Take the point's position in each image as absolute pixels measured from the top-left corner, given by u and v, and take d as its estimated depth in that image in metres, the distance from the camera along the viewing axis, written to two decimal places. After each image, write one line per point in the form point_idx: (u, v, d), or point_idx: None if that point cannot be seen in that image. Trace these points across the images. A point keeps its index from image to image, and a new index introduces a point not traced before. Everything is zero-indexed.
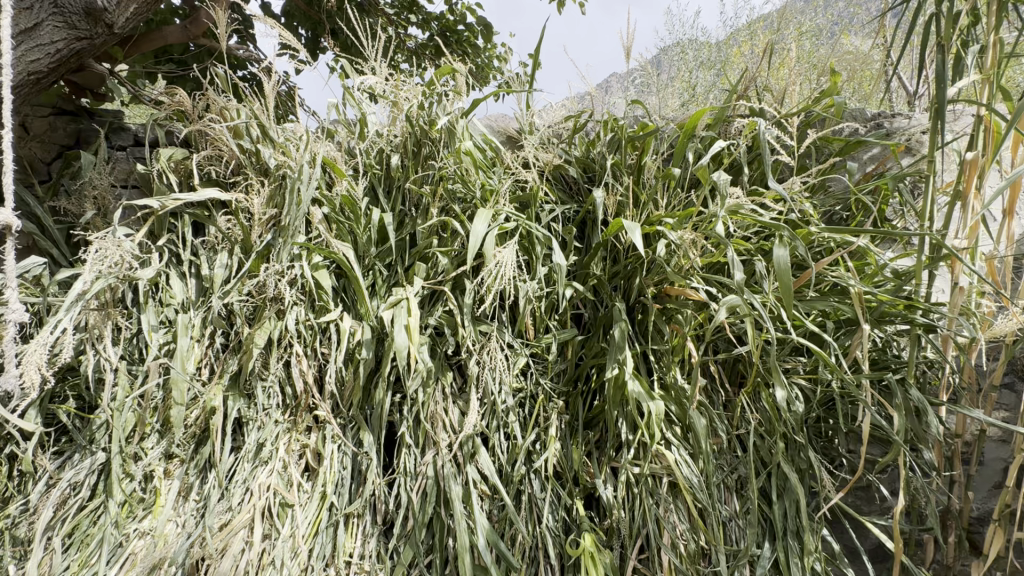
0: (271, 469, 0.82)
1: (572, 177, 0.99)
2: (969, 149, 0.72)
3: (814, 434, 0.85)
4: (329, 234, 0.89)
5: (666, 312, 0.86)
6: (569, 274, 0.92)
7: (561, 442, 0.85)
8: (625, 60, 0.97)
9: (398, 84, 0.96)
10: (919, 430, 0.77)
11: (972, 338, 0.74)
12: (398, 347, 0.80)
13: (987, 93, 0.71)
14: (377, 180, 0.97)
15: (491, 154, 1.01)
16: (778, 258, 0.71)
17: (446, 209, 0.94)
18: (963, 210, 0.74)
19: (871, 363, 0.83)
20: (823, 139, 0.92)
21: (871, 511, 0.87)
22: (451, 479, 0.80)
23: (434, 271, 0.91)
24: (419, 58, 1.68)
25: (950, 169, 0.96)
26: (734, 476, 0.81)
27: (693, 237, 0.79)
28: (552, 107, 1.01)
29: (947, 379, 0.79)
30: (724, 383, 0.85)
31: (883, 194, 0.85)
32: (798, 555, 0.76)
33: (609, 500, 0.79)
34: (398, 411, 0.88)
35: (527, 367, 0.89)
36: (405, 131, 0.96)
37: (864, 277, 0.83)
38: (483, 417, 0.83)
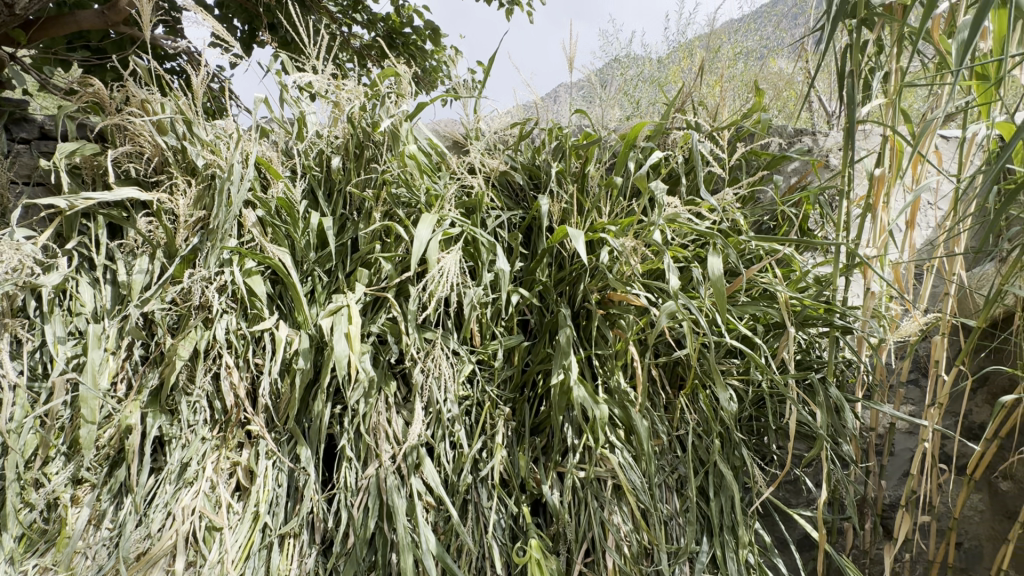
0: (197, 490, 0.76)
1: (518, 184, 1.00)
2: (877, 167, 0.78)
3: (747, 432, 0.89)
4: (264, 239, 0.85)
5: (610, 317, 0.87)
6: (515, 280, 0.92)
7: (507, 449, 0.85)
8: (569, 71, 0.99)
9: (340, 83, 0.93)
10: (839, 424, 0.82)
11: (882, 339, 0.80)
12: (337, 356, 0.76)
13: (891, 116, 0.77)
14: (316, 182, 0.93)
15: (436, 159, 1.00)
16: (711, 264, 0.74)
17: (390, 213, 0.92)
18: (873, 221, 0.81)
19: (797, 363, 0.89)
20: (753, 153, 0.98)
21: (799, 503, 0.93)
22: (394, 492, 0.78)
23: (377, 277, 0.88)
24: (365, 59, 1.63)
25: (862, 184, 1.05)
26: (674, 476, 0.84)
27: (634, 245, 0.82)
28: (498, 113, 1.01)
29: (862, 378, 0.85)
30: (665, 385, 0.87)
31: (805, 206, 0.92)
32: (733, 549, 0.79)
33: (555, 506, 0.79)
34: (338, 423, 0.84)
35: (473, 375, 0.88)
36: (347, 132, 0.93)
37: (790, 283, 0.89)
38: (428, 426, 0.81)
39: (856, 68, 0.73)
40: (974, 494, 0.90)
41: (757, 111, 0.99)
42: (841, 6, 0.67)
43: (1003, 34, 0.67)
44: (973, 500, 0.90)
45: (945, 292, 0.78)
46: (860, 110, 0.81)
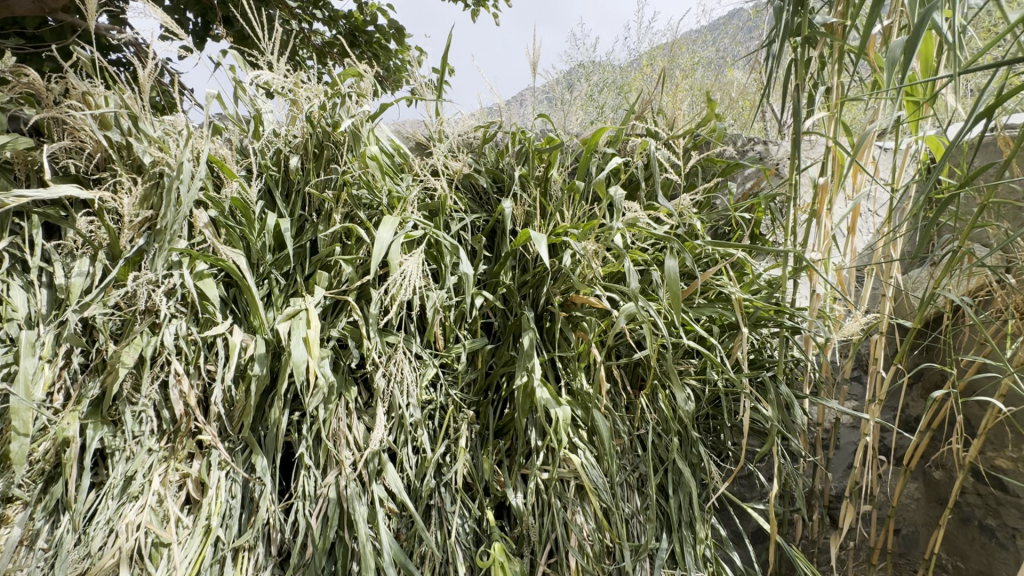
0: (143, 505, 0.72)
1: (481, 186, 1.00)
2: (822, 175, 0.83)
3: (704, 430, 0.92)
4: (217, 241, 0.81)
5: (573, 320, 0.89)
6: (479, 283, 0.92)
7: (471, 452, 0.85)
8: (532, 76, 0.99)
9: (298, 81, 0.90)
10: (789, 421, 0.86)
11: (828, 339, 0.85)
12: (295, 362, 0.74)
13: (835, 128, 0.82)
14: (273, 182, 0.91)
15: (399, 160, 0.99)
16: (669, 268, 0.76)
17: (351, 215, 0.90)
18: (818, 227, 0.86)
19: (750, 363, 0.93)
20: (708, 160, 1.01)
21: (752, 497, 0.97)
22: (355, 499, 0.76)
23: (337, 279, 0.86)
24: (326, 56, 1.59)
25: (809, 191, 1.11)
26: (635, 475, 0.86)
27: (595, 248, 0.83)
28: (462, 116, 1.00)
29: (809, 376, 0.90)
30: (626, 386, 0.89)
31: (757, 212, 0.96)
32: (691, 545, 0.81)
33: (519, 508, 0.80)
34: (296, 430, 0.82)
35: (436, 379, 0.87)
36: (306, 132, 0.91)
37: (744, 285, 0.92)
38: (390, 432, 0.80)
39: (801, 81, 0.77)
40: (911, 483, 0.97)
41: (711, 119, 1.03)
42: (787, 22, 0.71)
43: (930, 55, 0.73)
44: (909, 489, 0.97)
45: (883, 293, 0.82)
46: (805, 122, 0.85)
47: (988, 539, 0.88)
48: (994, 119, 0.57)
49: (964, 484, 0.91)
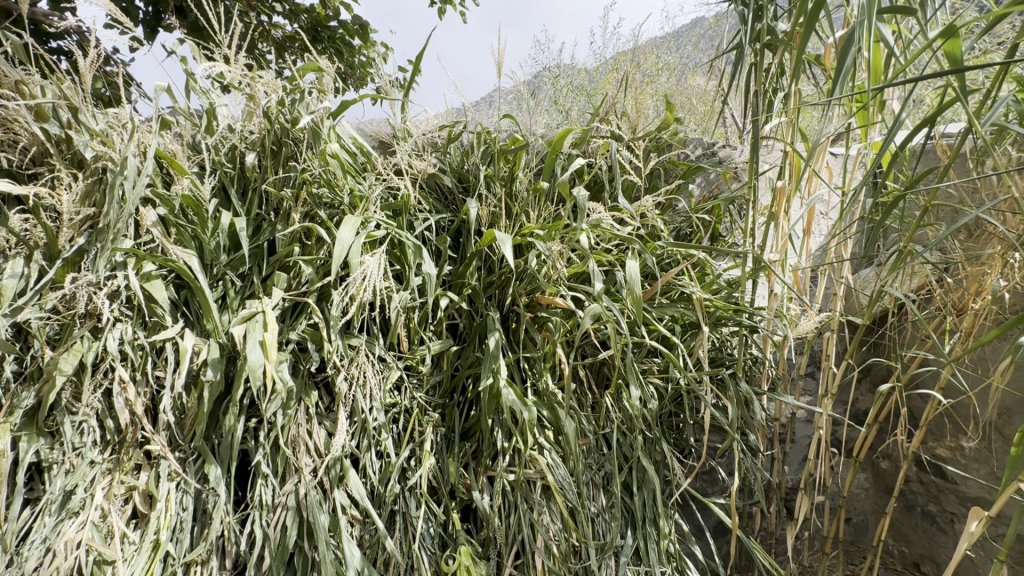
0: (84, 521, 0.67)
1: (446, 186, 0.99)
2: (779, 179, 0.85)
3: (667, 427, 0.94)
4: (166, 240, 0.77)
5: (538, 320, 0.89)
6: (444, 283, 0.91)
7: (436, 456, 0.84)
8: (496, 76, 0.96)
9: (255, 75, 0.86)
10: (747, 417, 0.89)
11: (784, 337, 0.88)
12: (250, 366, 0.70)
13: (792, 134, 0.84)
14: (228, 179, 0.87)
15: (362, 158, 0.97)
16: (631, 268, 0.77)
17: (311, 214, 0.87)
18: (776, 229, 0.88)
19: (711, 361, 0.95)
20: (670, 163, 1.03)
21: (714, 492, 1.00)
22: (316, 507, 0.74)
23: (297, 281, 0.83)
24: (287, 51, 1.54)
25: (766, 194, 1.15)
26: (601, 473, 0.86)
27: (560, 249, 0.83)
28: (426, 114, 0.98)
29: (767, 373, 0.92)
30: (592, 385, 0.90)
31: (716, 213, 0.98)
32: (655, 541, 0.82)
33: (485, 511, 0.79)
34: (252, 437, 0.78)
35: (401, 382, 0.85)
36: (263, 127, 0.87)
37: (705, 285, 0.94)
38: (352, 436, 0.78)
39: (759, 87, 0.79)
40: (860, 474, 1.02)
41: (671, 123, 1.05)
42: (746, 28, 0.72)
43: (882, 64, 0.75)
44: (859, 480, 1.02)
45: (835, 293, 0.86)
46: (765, 126, 0.87)
47: (930, 524, 0.94)
48: (931, 127, 0.60)
49: (908, 473, 0.96)
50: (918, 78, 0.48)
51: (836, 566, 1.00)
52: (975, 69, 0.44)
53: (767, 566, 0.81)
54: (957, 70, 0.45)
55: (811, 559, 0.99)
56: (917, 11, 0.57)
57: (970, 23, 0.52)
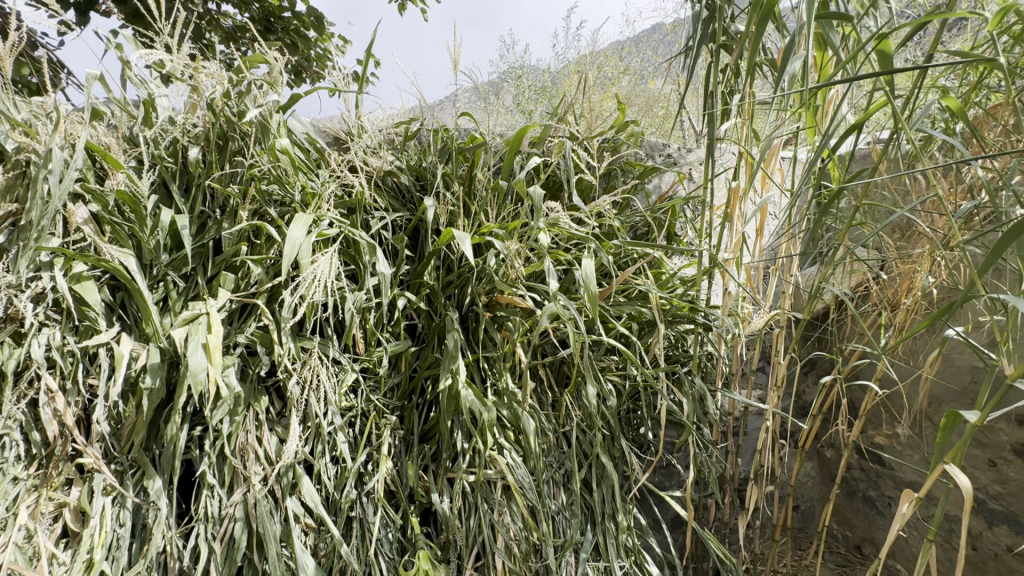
0: (5, 543, 0.62)
1: (404, 185, 0.97)
2: (731, 180, 0.87)
3: (626, 424, 0.95)
4: (99, 238, 0.73)
5: (497, 319, 0.88)
6: (402, 283, 0.89)
7: (395, 459, 0.82)
8: (453, 73, 0.95)
9: (198, 65, 0.82)
10: (701, 411, 0.91)
11: (735, 333, 0.91)
12: (193, 371, 0.67)
13: (744, 137, 0.86)
14: (169, 175, 0.82)
15: (316, 154, 0.93)
16: (586, 266, 0.77)
17: (260, 212, 0.84)
18: (729, 229, 0.91)
19: (667, 357, 0.97)
20: (627, 164, 1.05)
21: (671, 485, 1.03)
22: (266, 518, 0.71)
23: (245, 282, 0.80)
24: (237, 42, 1.47)
25: (719, 195, 1.19)
26: (561, 471, 0.87)
27: (518, 247, 0.82)
28: (382, 110, 0.96)
29: (720, 368, 0.95)
30: (551, 384, 0.90)
31: (671, 213, 1.01)
32: (614, 536, 0.84)
33: (445, 513, 0.78)
34: (197, 446, 0.75)
35: (357, 385, 0.83)
36: (207, 121, 0.83)
37: (661, 284, 0.96)
38: (306, 442, 0.76)
39: (713, 88, 0.80)
40: (807, 463, 1.08)
41: (628, 124, 1.07)
42: (702, 27, 0.73)
43: (826, 71, 0.77)
44: (806, 468, 1.08)
45: (783, 290, 0.89)
46: (718, 128, 0.89)
47: (870, 508, 0.99)
48: (859, 131, 0.63)
49: (850, 461, 1.02)
50: (852, 77, 0.50)
51: (785, 551, 1.05)
52: (903, 70, 0.46)
53: (721, 555, 0.84)
54: (889, 71, 0.47)
55: (762, 546, 1.04)
56: (854, 18, 0.60)
57: (900, 30, 0.54)
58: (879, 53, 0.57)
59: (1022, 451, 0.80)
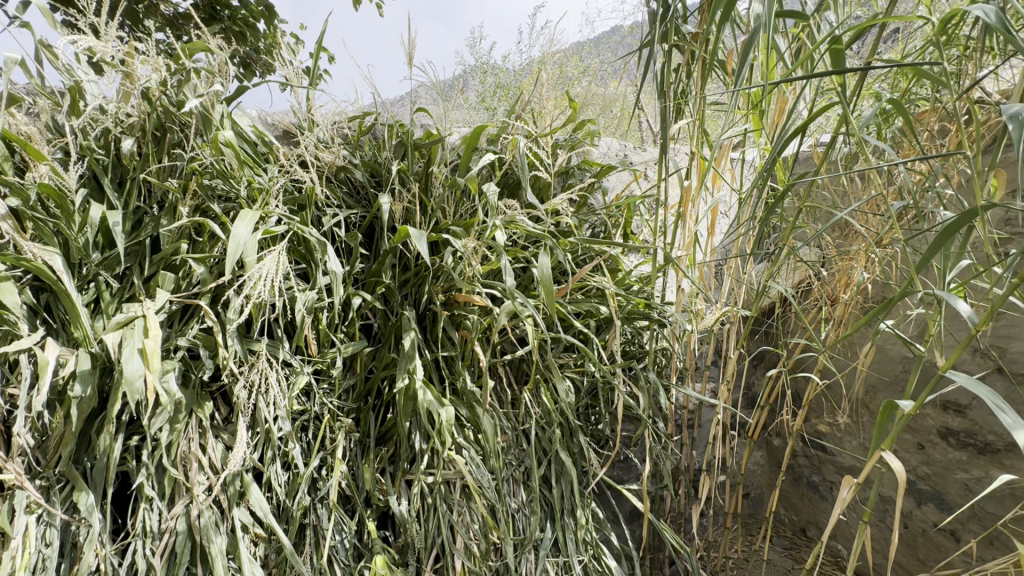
0: None
1: (358, 181, 0.94)
2: (685, 180, 0.89)
3: (584, 420, 0.97)
4: (19, 236, 0.67)
5: (455, 318, 0.87)
6: (357, 283, 0.87)
7: (350, 463, 0.80)
8: (407, 67, 0.92)
9: (133, 50, 0.77)
10: (656, 406, 0.94)
11: (688, 329, 0.93)
12: (127, 378, 0.62)
13: (697, 137, 0.87)
14: (100, 168, 0.77)
15: (264, 149, 0.90)
16: (541, 265, 0.76)
17: (202, 207, 0.80)
18: (683, 227, 0.93)
19: (624, 353, 0.99)
20: (584, 162, 1.06)
21: (628, 479, 1.05)
22: (211, 530, 0.67)
23: (187, 282, 0.76)
24: (179, 30, 1.38)
25: (674, 194, 1.23)
26: (521, 469, 0.87)
27: (475, 246, 0.80)
28: (334, 103, 0.93)
29: (676, 364, 0.97)
30: (511, 382, 0.90)
31: (627, 212, 1.03)
32: (572, 531, 0.84)
33: (402, 516, 0.77)
34: (135, 457, 0.70)
35: (310, 388, 0.80)
36: (142, 110, 0.78)
37: (618, 281, 0.98)
38: (254, 449, 0.73)
39: (669, 89, 0.81)
40: (756, 452, 1.13)
41: (584, 123, 1.08)
42: (657, 27, 0.73)
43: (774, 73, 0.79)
44: (755, 457, 1.13)
45: (733, 287, 0.92)
46: (673, 128, 0.91)
47: (813, 493, 1.05)
48: (805, 132, 0.65)
49: (795, 449, 1.07)
50: (797, 78, 0.51)
51: (736, 537, 1.10)
52: (853, 71, 0.47)
53: (676, 546, 0.86)
54: (839, 70, 0.48)
55: (715, 533, 1.08)
56: (807, 18, 0.61)
57: (849, 32, 0.56)
58: (830, 54, 0.59)
59: (946, 434, 0.86)
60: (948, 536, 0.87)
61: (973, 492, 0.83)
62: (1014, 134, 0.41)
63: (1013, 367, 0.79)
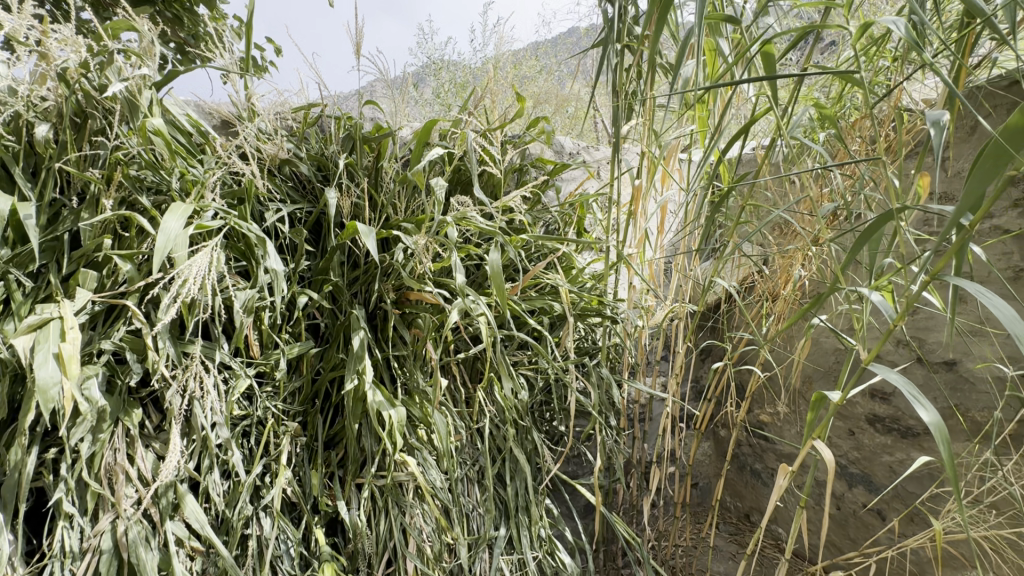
0: None
1: (303, 175, 0.90)
2: (636, 178, 0.90)
3: (538, 417, 0.97)
4: None
5: (407, 317, 0.85)
6: (302, 281, 0.83)
7: (296, 469, 0.77)
8: (355, 58, 0.89)
9: (46, 27, 0.70)
10: (608, 401, 0.95)
11: (638, 325, 0.95)
12: (40, 386, 0.57)
13: (646, 136, 0.88)
14: (10, 156, 0.70)
15: (200, 139, 0.84)
16: (491, 261, 0.75)
17: (128, 200, 0.74)
18: (634, 225, 0.95)
19: (577, 350, 1.00)
20: (538, 159, 1.06)
21: (582, 473, 1.07)
22: (140, 546, 0.63)
23: (112, 280, 0.70)
24: (105, 10, 1.27)
25: (626, 192, 1.25)
26: (475, 468, 0.86)
27: (427, 243, 0.78)
28: (276, 93, 0.88)
29: (628, 359, 0.99)
30: (464, 381, 0.89)
31: (580, 210, 1.04)
32: (527, 528, 0.85)
33: (351, 521, 0.75)
34: (52, 471, 0.64)
35: (251, 391, 0.77)
36: (59, 93, 0.72)
37: (572, 278, 0.99)
38: (189, 458, 0.68)
39: (620, 89, 0.82)
40: (704, 443, 1.18)
41: (538, 121, 1.08)
42: (608, 25, 0.74)
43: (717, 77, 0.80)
44: (703, 448, 1.18)
45: (682, 285, 0.94)
46: (624, 127, 0.92)
47: (756, 480, 1.10)
48: (747, 135, 0.67)
49: (739, 438, 1.12)
50: (737, 81, 0.51)
51: (685, 526, 1.14)
52: (786, 77, 0.48)
53: (628, 538, 0.88)
54: (771, 77, 0.49)
55: (665, 523, 1.11)
56: (742, 23, 0.61)
57: (786, 38, 0.58)
58: (766, 59, 0.60)
59: (874, 420, 0.92)
60: (876, 515, 0.93)
61: (897, 474, 0.89)
62: (933, 139, 0.44)
63: (930, 357, 0.86)
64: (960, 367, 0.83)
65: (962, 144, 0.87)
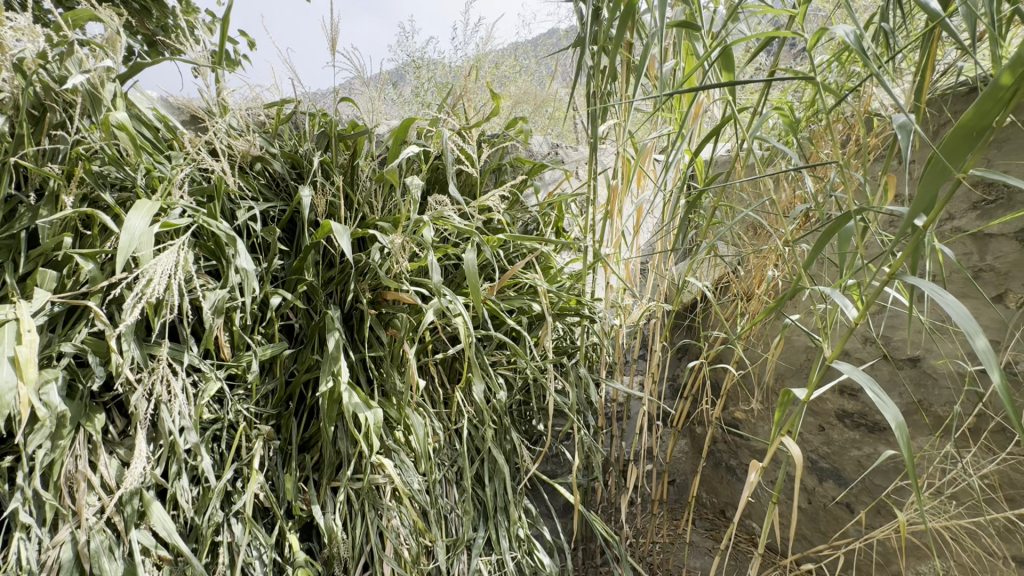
0: None
1: (277, 172, 0.88)
2: (613, 179, 0.90)
3: (517, 417, 0.97)
4: None
5: (384, 317, 0.84)
6: (275, 281, 0.81)
7: (269, 473, 0.75)
8: (329, 53, 0.87)
9: None
10: (585, 400, 0.96)
11: (615, 324, 0.96)
12: None
13: (621, 137, 0.89)
14: None
15: (167, 134, 0.82)
16: (467, 261, 0.74)
17: (90, 197, 0.71)
18: (610, 225, 0.95)
19: (555, 350, 1.01)
20: (516, 159, 1.06)
21: (561, 472, 1.08)
22: (103, 556, 0.61)
23: (73, 280, 0.67)
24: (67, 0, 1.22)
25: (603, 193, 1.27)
26: (453, 469, 0.86)
27: (403, 242, 0.77)
28: (247, 88, 0.86)
29: (605, 358, 1.00)
30: (443, 382, 0.89)
31: (558, 210, 1.04)
32: (505, 529, 0.85)
33: (326, 526, 0.73)
34: (8, 480, 0.62)
35: (222, 394, 0.75)
36: (15, 84, 0.69)
37: (550, 278, 0.99)
38: (156, 464, 0.66)
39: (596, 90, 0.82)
40: (680, 440, 1.20)
41: (517, 121, 1.08)
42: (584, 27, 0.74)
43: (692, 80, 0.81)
44: (679, 445, 1.19)
45: (658, 284, 0.96)
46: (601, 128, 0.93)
47: (730, 475, 1.12)
48: (720, 137, 0.68)
49: (714, 435, 1.14)
50: (705, 86, 0.51)
51: (662, 523, 1.16)
52: (747, 83, 0.46)
53: (606, 536, 0.88)
54: (732, 82, 0.48)
55: (643, 520, 1.13)
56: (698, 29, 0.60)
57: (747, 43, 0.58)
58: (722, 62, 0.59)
59: (843, 416, 0.95)
60: (845, 508, 0.96)
61: (865, 467, 0.92)
62: (900, 143, 0.45)
63: (895, 354, 0.89)
64: (923, 364, 0.86)
65: (923, 148, 0.91)
